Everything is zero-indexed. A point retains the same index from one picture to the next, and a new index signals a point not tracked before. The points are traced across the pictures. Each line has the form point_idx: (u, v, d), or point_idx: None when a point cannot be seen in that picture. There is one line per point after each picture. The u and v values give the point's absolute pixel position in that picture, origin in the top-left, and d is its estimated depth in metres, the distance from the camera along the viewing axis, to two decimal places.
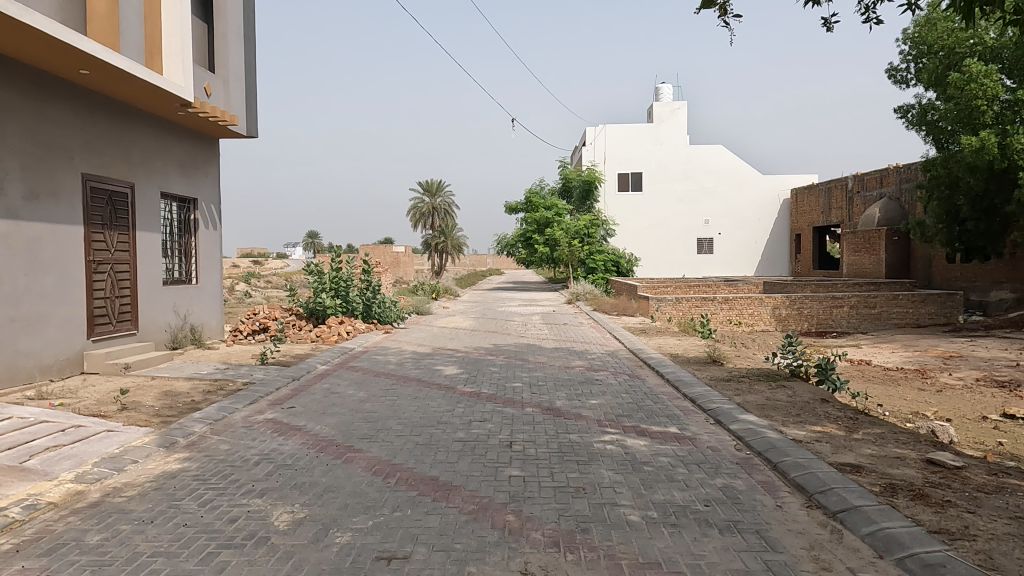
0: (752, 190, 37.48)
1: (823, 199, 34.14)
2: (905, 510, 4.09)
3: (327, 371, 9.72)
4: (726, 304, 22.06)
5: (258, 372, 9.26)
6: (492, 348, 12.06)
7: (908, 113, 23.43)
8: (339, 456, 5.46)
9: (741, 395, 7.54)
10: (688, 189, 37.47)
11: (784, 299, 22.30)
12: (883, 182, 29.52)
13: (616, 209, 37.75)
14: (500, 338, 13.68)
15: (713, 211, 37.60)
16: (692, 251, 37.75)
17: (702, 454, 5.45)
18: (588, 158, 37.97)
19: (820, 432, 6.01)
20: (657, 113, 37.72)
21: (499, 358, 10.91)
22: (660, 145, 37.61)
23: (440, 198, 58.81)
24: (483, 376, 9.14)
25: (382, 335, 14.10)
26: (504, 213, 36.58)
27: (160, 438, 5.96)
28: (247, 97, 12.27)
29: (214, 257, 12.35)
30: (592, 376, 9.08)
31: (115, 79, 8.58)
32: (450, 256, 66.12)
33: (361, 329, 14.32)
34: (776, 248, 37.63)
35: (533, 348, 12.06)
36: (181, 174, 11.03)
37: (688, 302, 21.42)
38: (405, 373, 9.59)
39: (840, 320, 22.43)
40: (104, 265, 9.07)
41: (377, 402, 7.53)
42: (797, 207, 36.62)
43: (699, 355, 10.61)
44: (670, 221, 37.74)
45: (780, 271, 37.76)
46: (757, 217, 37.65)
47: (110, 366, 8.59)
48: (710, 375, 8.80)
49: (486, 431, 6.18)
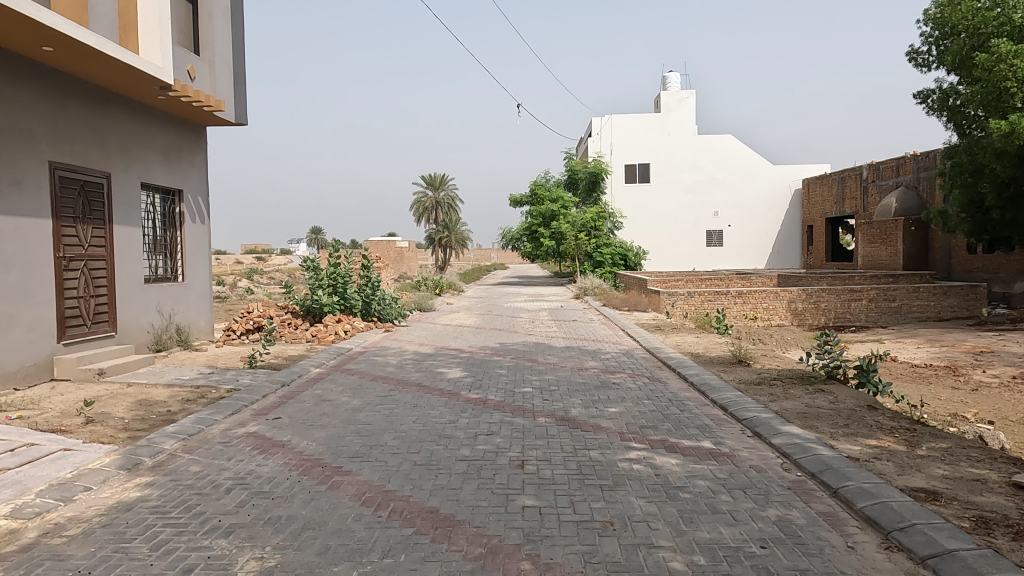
0: (762, 181, 36.63)
1: (837, 189, 33.27)
2: (1011, 556, 3.32)
3: (320, 376, 8.99)
4: (740, 298, 21.33)
5: (245, 377, 8.55)
6: (498, 348, 11.31)
7: (928, 100, 22.58)
8: (325, 481, 4.71)
9: (778, 402, 6.76)
10: (696, 180, 36.62)
11: (800, 293, 21.56)
12: (899, 171, 28.64)
13: (623, 202, 36.96)
14: (506, 335, 12.95)
15: (723, 202, 36.76)
16: (701, 244, 36.91)
17: (746, 476, 4.67)
18: (595, 149, 37.07)
19: (877, 447, 5.23)
20: (665, 102, 36.83)
21: (506, 358, 10.15)
22: (667, 135, 36.75)
23: (444, 192, 58.01)
24: (490, 380, 8.38)
25: (383, 333, 13.38)
26: (509, 205, 35.73)
27: (123, 458, 5.24)
28: (236, 83, 11.52)
29: (203, 253, 11.63)
30: (607, 379, 8.34)
31: (84, 58, 7.83)
32: (455, 252, 65.52)
33: (362, 327, 13.60)
34: (787, 240, 36.78)
35: (543, 347, 11.31)
36: (164, 163, 10.28)
37: (701, 296, 20.77)
38: (404, 376, 8.85)
39: (858, 313, 21.71)
40: (76, 261, 8.35)
41: (372, 412, 6.79)
42: (809, 197, 35.73)
43: (722, 354, 9.85)
44: (678, 213, 36.89)
45: (791, 263, 36.94)
46: (767, 209, 36.76)
47: (82, 372, 7.86)
48: (738, 377, 8.03)
49: (493, 447, 5.42)
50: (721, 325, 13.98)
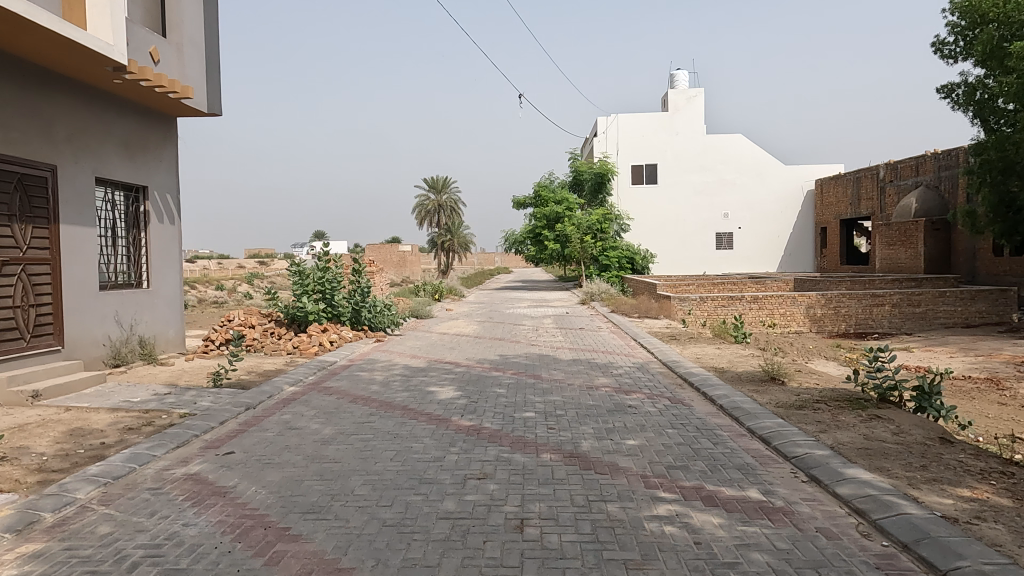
0: (773, 181, 35.48)
1: (851, 189, 32.11)
2: None
3: (294, 396, 7.88)
4: (755, 303, 20.27)
5: (206, 398, 7.45)
6: (497, 361, 10.21)
7: (953, 95, 21.44)
8: (263, 553, 3.61)
9: (829, 433, 5.63)
10: (705, 180, 35.49)
11: (819, 297, 20.48)
12: (918, 170, 27.44)
13: (629, 203, 35.83)
14: (507, 346, 11.83)
15: (732, 203, 35.62)
16: (710, 246, 35.76)
17: (816, 548, 3.55)
18: (601, 149, 35.93)
19: (976, 501, 4.09)
20: (673, 101, 35.70)
21: (506, 374, 9.03)
22: (675, 135, 35.62)
23: (447, 195, 56.96)
24: (487, 402, 7.26)
25: (373, 344, 12.26)
26: (512, 207, 34.65)
27: (16, 515, 4.13)
28: (209, 72, 10.51)
29: (174, 256, 10.55)
30: (622, 401, 7.21)
31: (19, 32, 6.77)
32: (458, 255, 64.52)
33: (349, 337, 12.47)
34: (800, 242, 35.60)
35: (548, 360, 10.19)
36: (123, 156, 9.21)
37: (715, 302, 19.65)
38: (389, 397, 7.73)
39: (881, 320, 20.64)
40: (12, 268, 7.28)
41: (343, 446, 5.67)
42: (822, 199, 34.57)
43: (750, 369, 8.72)
44: (687, 215, 35.76)
45: (804, 267, 35.77)
46: (779, 210, 35.60)
47: (13, 395, 6.77)
48: (775, 400, 6.89)
49: (486, 500, 4.30)
50: (740, 334, 12.87)
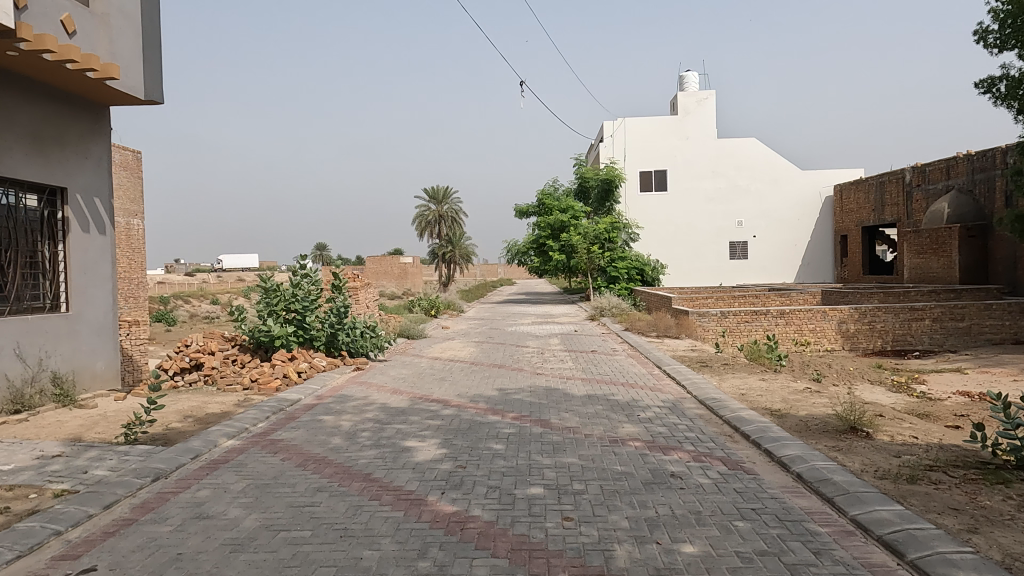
0: (790, 187, 33.69)
1: (874, 195, 30.27)
2: None
3: (229, 455, 6.04)
4: (782, 318, 18.52)
5: (108, 463, 5.61)
6: (495, 398, 8.36)
7: (993, 91, 19.63)
8: None
9: (989, 536, 3.74)
10: (718, 187, 33.73)
11: (852, 312, 18.74)
12: (949, 173, 25.59)
13: (638, 211, 34.05)
14: (508, 377, 9.97)
15: (747, 211, 33.81)
16: (724, 256, 33.92)
17: None
18: (607, 154, 34.19)
19: None
20: (683, 104, 34.01)
21: (505, 420, 7.16)
22: (686, 139, 33.88)
23: (449, 205, 55.21)
24: (479, 468, 5.41)
25: (351, 375, 10.38)
26: (514, 216, 32.89)
27: None
28: (145, 49, 8.74)
29: (106, 271, 8.73)
30: (660, 466, 5.34)
31: None
32: (460, 267, 62.83)
33: (323, 367, 10.56)
34: (819, 252, 33.73)
35: (558, 398, 8.31)
36: (27, 149, 7.43)
37: (738, 317, 18.15)
38: (352, 457, 5.89)
39: (921, 335, 18.84)
40: None
41: (262, 556, 3.83)
42: (842, 205, 32.74)
43: (816, 412, 6.85)
44: (699, 223, 33.95)
45: (824, 277, 33.88)
46: (796, 217, 33.77)
47: None
48: (873, 468, 5.03)
49: None
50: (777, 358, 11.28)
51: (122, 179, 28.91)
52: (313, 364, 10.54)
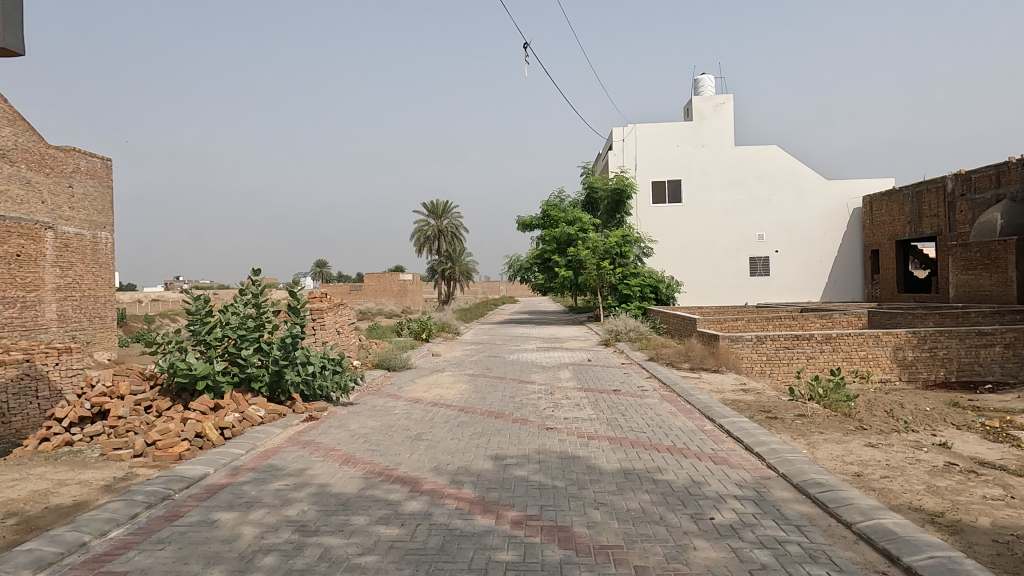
0: (815, 198, 31.16)
1: (910, 206, 27.69)
2: None
3: None
4: (826, 343, 16.06)
5: None
6: (489, 477, 5.69)
7: None
8: None
9: None
10: (736, 198, 31.26)
11: (908, 336, 16.13)
12: (999, 180, 23.01)
13: (650, 224, 31.56)
14: (506, 436, 7.26)
15: (768, 223, 31.29)
16: (744, 272, 31.29)
17: None
18: (616, 163, 31.75)
19: None
20: (698, 109, 31.57)
21: (501, 528, 4.49)
22: (701, 147, 31.44)
23: (448, 219, 52.64)
24: None
25: (294, 432, 7.65)
26: (516, 229, 30.37)
27: None
28: None
29: None
30: None
31: None
32: (460, 285, 60.34)
33: (258, 421, 7.77)
34: (847, 268, 31.11)
35: (580, 478, 5.59)
36: None
37: (775, 341, 15.97)
38: None
39: (990, 364, 16.17)
40: None
41: None
42: (872, 217, 30.18)
43: (1014, 526, 4.16)
44: (716, 237, 31.37)
45: (852, 296, 31.20)
46: (822, 230, 31.19)
47: None
48: None
49: None
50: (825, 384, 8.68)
51: (88, 189, 26.48)
52: (246, 417, 7.75)
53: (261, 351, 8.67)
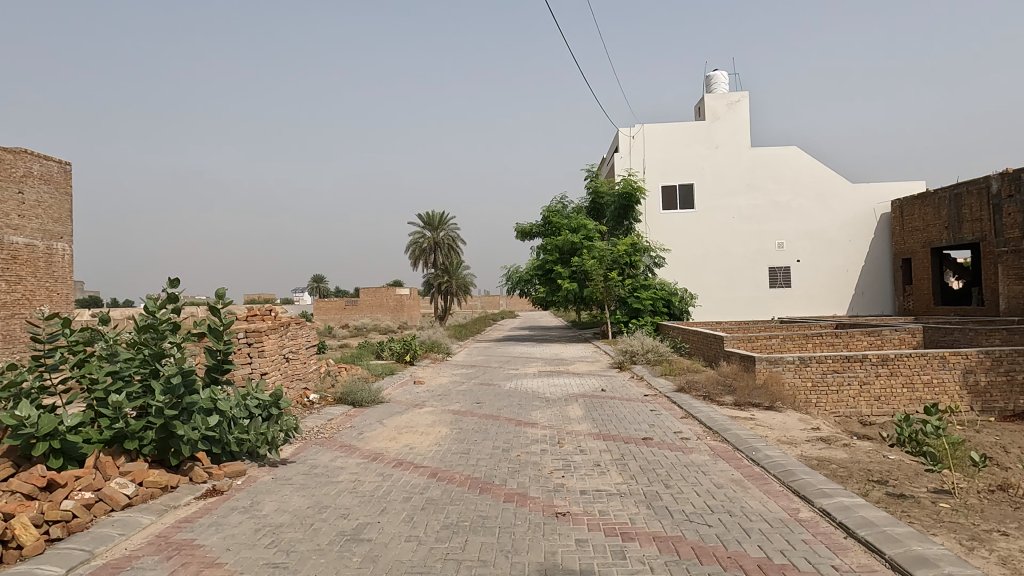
0: (839, 203, 28.66)
1: (947, 209, 25.17)
2: None
3: None
4: (882, 365, 13.49)
5: None
6: None
7: None
8: None
9: None
10: (754, 203, 28.79)
11: (980, 357, 13.57)
12: None
13: (660, 232, 29.09)
14: (496, 533, 4.62)
15: (788, 230, 28.77)
16: (763, 284, 28.72)
17: None
18: (623, 166, 29.36)
19: None
20: (710, 108, 29.18)
21: None
22: (715, 149, 29.02)
23: (445, 231, 50.26)
24: None
25: (169, 525, 5.02)
26: (515, 237, 27.86)
27: None
28: None
29: None
30: None
31: None
32: (458, 299, 57.86)
33: (121, 504, 5.16)
34: (875, 278, 28.56)
35: None
36: None
37: (822, 364, 13.40)
38: None
39: None
40: None
41: None
42: (903, 223, 27.67)
43: None
44: (733, 245, 28.85)
45: (882, 308, 28.61)
46: (848, 238, 28.65)
47: None
48: None
49: None
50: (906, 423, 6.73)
51: (42, 195, 24.03)
52: (104, 498, 5.13)
53: (150, 391, 6.06)
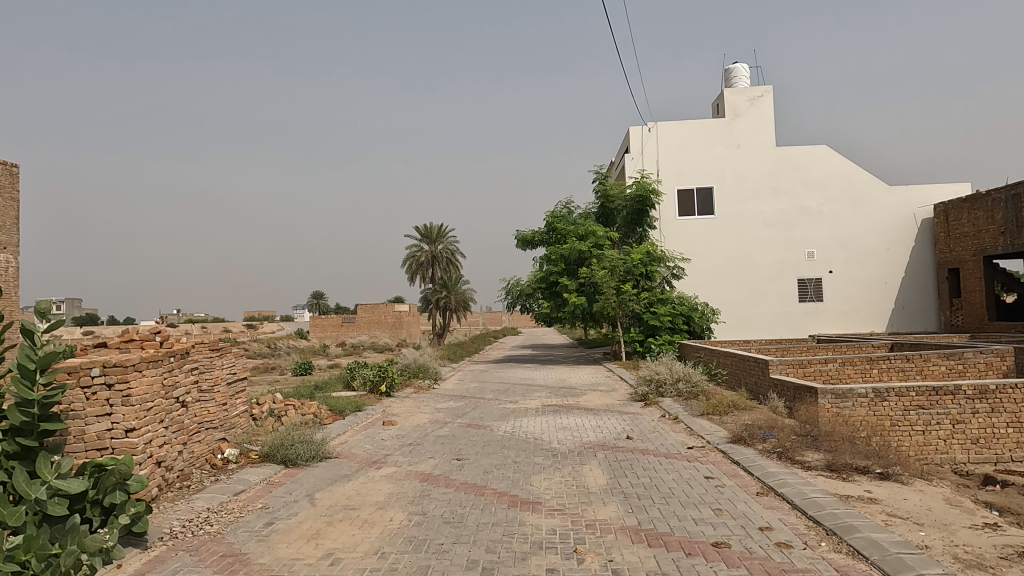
0: (875, 207, 25.80)
1: (1002, 214, 22.05)
2: None
3: None
4: (981, 399, 10.52)
5: None
6: None
7: None
8: None
9: None
10: (780, 208, 25.96)
11: None
12: None
13: (676, 241, 26.26)
14: None
15: (819, 238, 25.85)
16: (792, 297, 25.76)
17: None
18: (634, 169, 26.60)
19: None
20: (730, 103, 26.40)
21: None
22: (736, 148, 26.23)
23: (443, 244, 47.47)
24: None
25: None
26: (515, 247, 25.05)
27: None
28: None
29: None
30: None
31: None
32: (459, 315, 54.98)
33: None
34: (916, 291, 25.59)
35: None
36: None
37: (904, 399, 10.42)
38: None
39: None
40: None
41: None
42: (948, 229, 24.69)
43: None
44: (757, 255, 25.94)
45: (924, 324, 25.60)
46: (885, 246, 25.74)
47: None
48: None
49: None
50: None
51: None
52: None
53: None
